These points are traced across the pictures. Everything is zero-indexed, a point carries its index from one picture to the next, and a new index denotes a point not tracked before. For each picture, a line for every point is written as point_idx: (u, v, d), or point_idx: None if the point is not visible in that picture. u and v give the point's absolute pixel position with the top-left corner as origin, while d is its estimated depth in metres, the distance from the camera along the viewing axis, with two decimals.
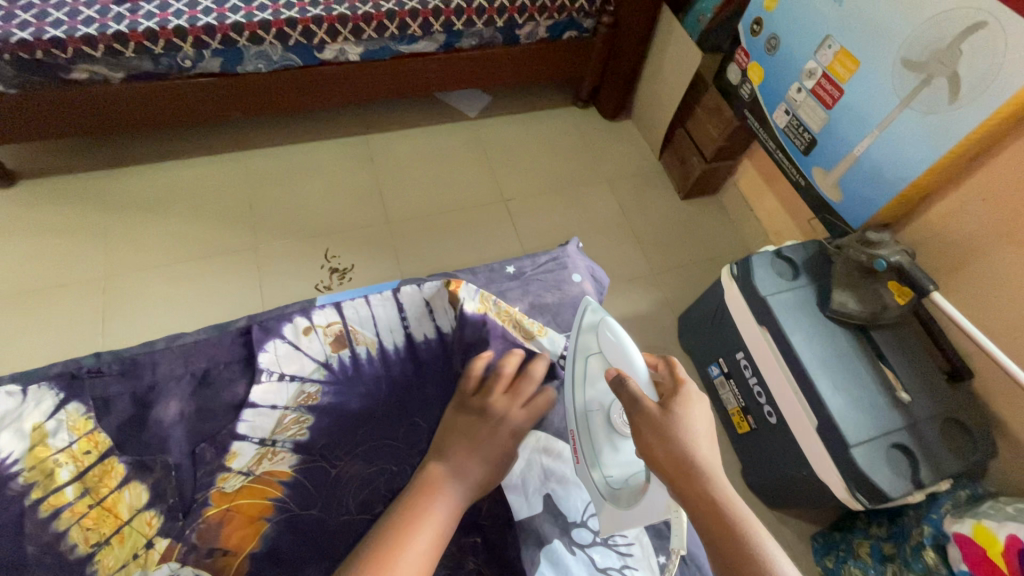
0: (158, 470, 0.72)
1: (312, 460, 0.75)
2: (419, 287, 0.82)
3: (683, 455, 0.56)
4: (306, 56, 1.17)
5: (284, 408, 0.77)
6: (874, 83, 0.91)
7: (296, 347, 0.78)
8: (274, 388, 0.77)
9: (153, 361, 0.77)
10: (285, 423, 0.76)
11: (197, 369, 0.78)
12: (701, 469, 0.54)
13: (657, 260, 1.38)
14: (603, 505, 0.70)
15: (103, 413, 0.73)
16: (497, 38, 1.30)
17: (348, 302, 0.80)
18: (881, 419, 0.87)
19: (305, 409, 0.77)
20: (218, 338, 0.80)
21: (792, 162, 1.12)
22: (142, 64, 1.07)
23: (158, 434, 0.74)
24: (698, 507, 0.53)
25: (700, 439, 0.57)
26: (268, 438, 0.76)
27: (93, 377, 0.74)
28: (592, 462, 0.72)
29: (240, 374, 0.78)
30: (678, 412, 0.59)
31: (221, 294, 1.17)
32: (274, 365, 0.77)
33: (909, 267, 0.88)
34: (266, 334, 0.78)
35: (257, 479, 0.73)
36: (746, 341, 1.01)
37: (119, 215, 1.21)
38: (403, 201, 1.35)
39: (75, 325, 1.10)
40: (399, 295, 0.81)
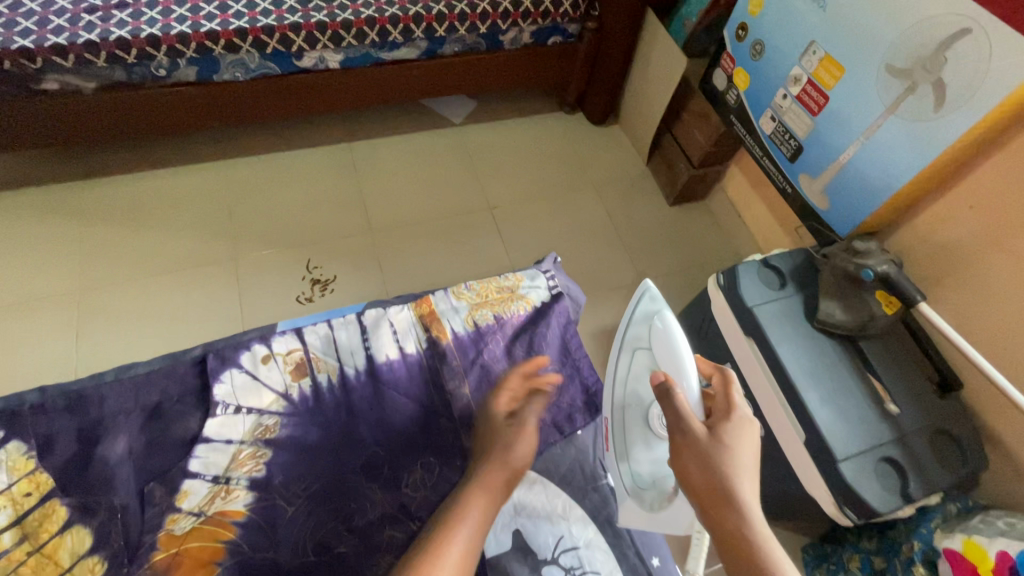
0: (103, 512, 0.70)
1: (266, 498, 0.74)
2: (384, 310, 0.87)
3: (721, 484, 0.56)
4: (286, 64, 1.15)
5: (239, 442, 0.76)
6: (859, 90, 0.89)
7: (255, 376, 0.80)
8: (230, 421, 0.77)
9: (101, 395, 0.77)
10: (240, 458, 0.76)
11: (148, 403, 0.78)
12: (739, 503, 0.55)
13: (645, 268, 1.37)
14: (626, 500, 0.77)
15: (45, 452, 0.73)
16: (480, 44, 1.28)
17: (310, 328, 0.85)
18: (869, 432, 0.86)
19: (262, 443, 0.77)
20: (171, 370, 0.80)
21: (779, 169, 1.10)
22: (115, 73, 1.05)
23: (102, 475, 0.72)
24: (729, 541, 0.54)
25: (743, 473, 0.57)
26: (222, 475, 0.74)
27: (36, 413, 0.74)
28: (625, 456, 0.79)
29: (194, 407, 0.79)
30: (723, 441, 0.59)
31: (199, 307, 1.14)
32: (230, 397, 0.78)
33: (896, 278, 0.87)
34: (222, 363, 0.80)
35: (208, 519, 0.71)
36: (733, 353, 1.00)
37: (94, 227, 1.19)
38: (387, 210, 1.33)
39: (47, 341, 1.07)
40: (364, 318, 0.87)
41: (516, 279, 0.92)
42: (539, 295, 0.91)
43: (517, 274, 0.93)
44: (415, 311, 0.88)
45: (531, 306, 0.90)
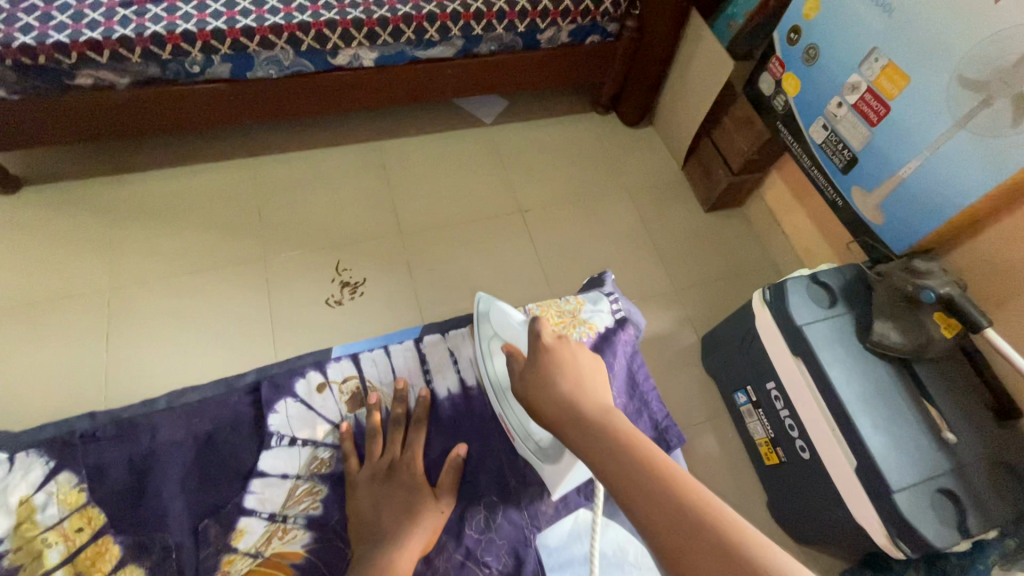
0: (157, 551, 0.70)
1: (325, 538, 0.71)
2: (442, 337, 0.87)
3: (552, 397, 0.58)
4: (320, 61, 1.12)
5: (295, 478, 0.75)
6: (923, 101, 0.85)
7: (310, 406, 0.79)
8: (286, 454, 0.76)
9: (152, 425, 0.77)
10: (297, 494, 0.74)
11: (199, 433, 0.78)
12: (569, 404, 0.57)
13: (679, 277, 1.33)
14: (543, 467, 0.74)
15: (96, 484, 0.73)
16: (517, 43, 1.24)
17: (365, 356, 0.84)
18: (925, 461, 0.82)
19: (318, 479, 0.75)
20: (225, 399, 0.80)
21: (828, 180, 1.06)
22: (149, 70, 1.03)
23: (155, 509, 0.72)
24: (578, 439, 0.54)
25: (563, 376, 0.60)
26: (279, 513, 0.73)
27: (87, 442, 0.75)
28: (523, 434, 0.76)
29: (250, 437, 0.78)
30: (541, 362, 0.62)
31: (228, 308, 1.13)
32: (285, 428, 0.78)
33: (960, 300, 0.83)
34: (277, 393, 0.79)
35: (265, 561, 0.70)
36: (778, 371, 0.96)
37: (125, 224, 1.18)
38: (417, 211, 1.30)
39: (78, 339, 1.06)
40: (423, 344, 0.86)
41: (578, 302, 0.89)
42: (602, 319, 0.87)
43: (579, 297, 0.89)
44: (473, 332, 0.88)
45: (595, 330, 0.86)
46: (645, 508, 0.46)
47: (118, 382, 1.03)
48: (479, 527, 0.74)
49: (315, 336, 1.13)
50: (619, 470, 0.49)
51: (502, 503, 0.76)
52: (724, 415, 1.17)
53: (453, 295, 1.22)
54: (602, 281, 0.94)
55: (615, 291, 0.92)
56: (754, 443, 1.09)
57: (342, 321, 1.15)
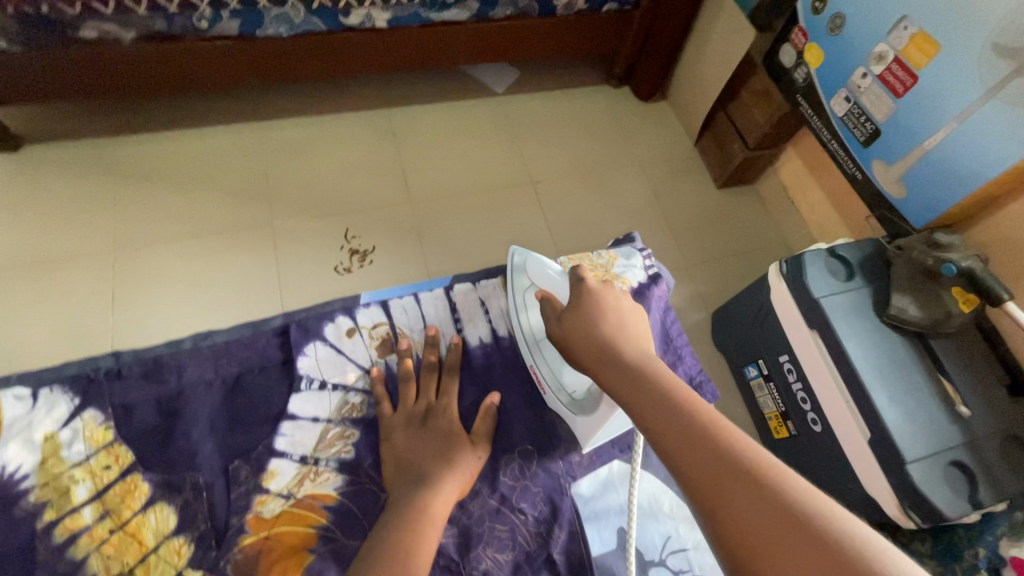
0: (188, 490, 0.74)
1: (354, 480, 0.76)
2: (472, 288, 0.92)
3: (594, 341, 0.62)
4: (330, 20, 1.09)
5: (327, 421, 0.80)
6: (952, 72, 0.83)
7: (340, 350, 0.85)
8: (316, 397, 0.82)
9: (181, 367, 0.84)
10: (329, 438, 0.79)
11: (228, 375, 0.84)
12: (611, 344, 0.61)
13: (690, 252, 1.32)
14: (576, 420, 0.78)
15: (123, 422, 0.79)
16: (533, 8, 1.21)
17: (396, 303, 0.90)
18: (938, 435, 0.82)
19: (350, 423, 0.80)
20: (251, 343, 0.87)
21: (848, 154, 1.05)
22: (156, 24, 0.99)
23: (185, 450, 0.77)
24: (618, 383, 0.57)
25: (606, 321, 0.64)
26: (310, 456, 0.78)
27: (113, 384, 0.81)
28: (557, 387, 0.80)
29: (279, 379, 0.84)
30: (584, 307, 0.65)
31: (234, 273, 1.11)
32: (315, 369, 0.84)
33: (982, 274, 0.82)
34: (307, 335, 0.86)
35: (297, 504, 0.74)
36: (792, 344, 0.96)
37: (128, 186, 1.15)
38: (427, 180, 1.28)
39: (82, 301, 1.04)
40: (453, 293, 0.91)
41: (611, 256, 0.89)
42: (635, 274, 0.88)
43: (613, 251, 0.89)
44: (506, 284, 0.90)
45: (629, 285, 0.87)
46: (679, 444, 0.48)
47: (123, 345, 1.02)
48: (515, 475, 0.78)
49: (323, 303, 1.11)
50: (656, 412, 0.52)
51: (535, 450, 0.80)
52: (733, 390, 1.17)
53: (464, 266, 1.20)
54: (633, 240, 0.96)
55: (647, 248, 0.93)
56: (763, 417, 1.09)
57: (351, 289, 1.13)
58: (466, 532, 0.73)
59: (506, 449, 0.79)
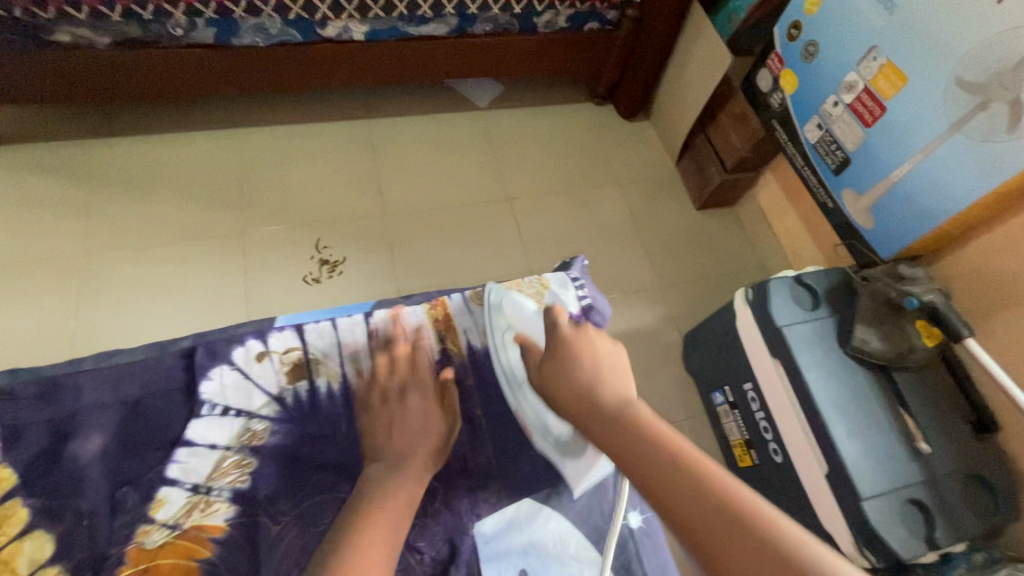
0: (68, 518, 0.66)
1: (249, 513, 0.70)
2: (394, 313, 0.80)
3: (571, 391, 0.59)
4: (307, 32, 1.09)
5: (225, 448, 0.71)
6: (921, 105, 0.82)
7: (246, 374, 0.74)
8: (217, 423, 0.72)
9: (77, 384, 0.71)
10: (224, 466, 0.71)
11: (126, 396, 0.72)
12: (590, 392, 0.58)
13: (666, 273, 1.31)
14: (564, 463, 0.74)
15: (11, 443, 0.68)
16: (513, 25, 1.21)
17: (310, 327, 0.78)
18: (897, 471, 0.80)
19: (249, 451, 0.72)
20: (157, 360, 0.74)
21: (820, 181, 1.04)
22: (130, 31, 1.00)
23: (72, 473, 0.68)
24: (602, 433, 0.55)
25: (581, 365, 0.60)
26: (202, 485, 0.69)
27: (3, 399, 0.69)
28: (542, 430, 0.76)
29: (179, 406, 0.73)
30: (560, 353, 0.61)
31: (201, 280, 1.11)
32: (218, 397, 0.73)
33: (944, 309, 0.81)
34: (211, 358, 0.74)
35: (183, 534, 0.66)
36: (756, 373, 0.95)
37: (101, 189, 1.15)
38: (403, 193, 1.28)
39: (45, 303, 1.04)
40: (372, 321, 0.80)
41: (541, 284, 0.83)
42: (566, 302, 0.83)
43: (543, 277, 0.84)
44: (429, 314, 0.82)
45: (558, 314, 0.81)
46: (669, 498, 0.47)
47: (84, 350, 1.01)
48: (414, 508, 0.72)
49: (289, 313, 1.10)
50: (645, 463, 0.50)
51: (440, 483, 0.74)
52: (701, 415, 1.15)
53: (434, 280, 1.19)
54: (572, 266, 0.90)
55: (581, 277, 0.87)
56: (728, 444, 1.08)
57: (318, 300, 1.13)
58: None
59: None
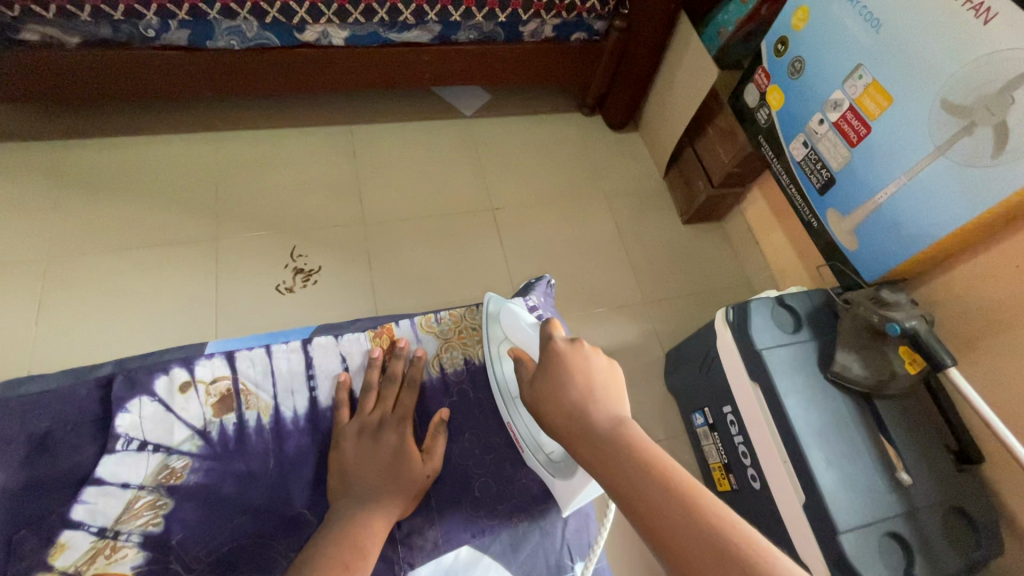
0: None
1: (161, 557, 0.67)
2: (334, 339, 0.84)
3: (564, 408, 0.56)
4: (286, 36, 1.07)
5: (138, 488, 0.70)
6: (905, 126, 0.80)
7: (169, 407, 0.75)
8: (132, 459, 0.71)
9: None
10: (136, 507, 0.69)
11: (36, 432, 0.73)
12: (582, 411, 0.55)
13: (650, 287, 1.29)
14: (554, 482, 0.75)
15: None
16: (498, 33, 1.19)
17: (243, 354, 0.80)
18: (877, 504, 0.78)
19: (165, 491, 0.71)
20: (72, 394, 0.76)
21: (805, 200, 1.02)
22: (100, 30, 0.97)
23: None
24: (595, 458, 0.51)
25: (573, 384, 0.57)
26: (111, 528, 0.67)
27: None
28: (535, 446, 0.77)
29: (93, 439, 0.74)
30: (553, 370, 0.58)
31: (170, 286, 1.08)
32: (134, 429, 0.73)
33: (926, 336, 0.78)
34: (132, 388, 0.75)
35: None
36: (735, 396, 0.92)
37: (70, 190, 1.12)
38: (383, 201, 1.25)
39: (6, 306, 1.01)
40: (310, 347, 0.83)
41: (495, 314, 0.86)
42: None
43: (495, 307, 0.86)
44: (371, 340, 0.85)
45: None
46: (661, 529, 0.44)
47: (43, 355, 0.98)
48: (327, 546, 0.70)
49: (261, 323, 1.07)
50: (635, 487, 0.47)
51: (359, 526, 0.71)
52: (681, 436, 1.13)
53: (412, 292, 1.17)
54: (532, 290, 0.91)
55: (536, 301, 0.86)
56: (708, 467, 1.05)
57: (291, 309, 1.10)
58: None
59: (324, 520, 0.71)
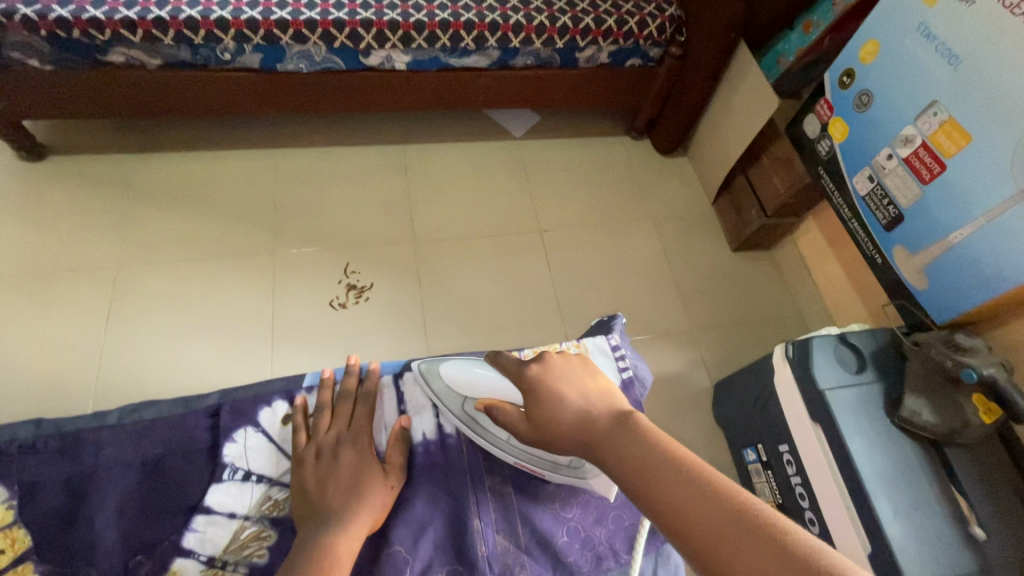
0: None
1: None
2: (425, 375, 0.81)
3: (568, 410, 0.54)
4: (351, 60, 1.10)
5: (244, 518, 0.70)
6: (984, 165, 0.78)
7: (270, 438, 0.75)
8: (236, 489, 0.71)
9: (98, 441, 0.73)
10: (243, 538, 0.69)
11: (148, 456, 0.73)
12: (585, 413, 0.53)
13: (698, 315, 1.27)
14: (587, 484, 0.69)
15: (28, 502, 0.69)
16: (554, 59, 1.20)
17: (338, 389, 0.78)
18: (950, 559, 0.74)
19: (268, 523, 0.70)
20: (181, 420, 0.76)
21: (869, 236, 1.00)
22: (180, 53, 1.02)
23: (88, 537, 0.67)
24: (610, 457, 0.49)
25: (571, 389, 0.55)
26: (218, 558, 0.67)
27: (25, 452, 0.72)
28: (552, 464, 0.70)
29: (201, 465, 0.73)
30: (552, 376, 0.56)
31: (229, 297, 1.11)
32: (240, 460, 0.73)
33: (1004, 384, 0.76)
34: (236, 419, 0.75)
35: None
36: (793, 435, 0.90)
37: (141, 202, 1.17)
38: (434, 219, 1.27)
39: (78, 313, 1.05)
40: (402, 381, 0.79)
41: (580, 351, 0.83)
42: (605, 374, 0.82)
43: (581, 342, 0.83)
44: None
45: None
46: (686, 520, 0.42)
47: (111, 362, 1.02)
48: None
49: (314, 338, 1.10)
50: (643, 466, 0.46)
51: (465, 570, 0.66)
52: (730, 470, 1.10)
53: (460, 311, 1.18)
54: (611, 327, 0.88)
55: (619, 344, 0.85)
56: None
57: (343, 325, 1.12)
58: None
59: (435, 563, 0.66)
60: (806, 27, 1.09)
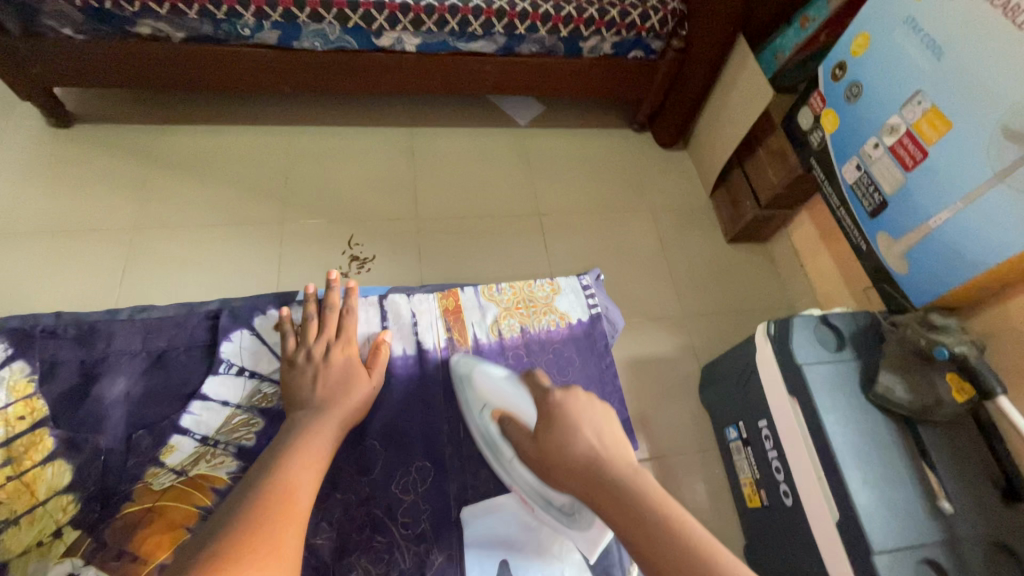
0: (87, 452, 0.71)
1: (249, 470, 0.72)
2: (408, 298, 0.86)
3: (576, 460, 0.53)
4: (364, 41, 1.16)
5: (235, 407, 0.76)
6: (963, 150, 0.80)
7: (262, 340, 0.81)
8: (231, 381, 0.78)
9: (111, 331, 0.79)
10: (233, 424, 0.75)
11: (153, 348, 0.80)
12: (597, 466, 0.52)
13: (690, 302, 1.30)
14: (571, 532, 0.64)
15: (46, 378, 0.75)
16: (559, 47, 1.25)
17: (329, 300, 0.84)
18: (914, 527, 0.77)
19: (257, 412, 0.76)
20: (184, 319, 0.82)
21: (856, 224, 1.03)
22: (203, 27, 1.08)
23: (95, 412, 0.74)
24: (618, 516, 0.49)
25: (582, 436, 0.54)
26: (211, 437, 0.74)
27: (46, 337, 0.77)
28: (545, 501, 0.64)
29: (199, 360, 0.80)
30: (557, 426, 0.55)
31: (238, 262, 1.16)
32: (234, 356, 0.79)
33: (977, 364, 0.79)
34: (234, 322, 0.82)
35: (187, 481, 0.69)
36: (771, 410, 0.92)
37: (159, 170, 1.24)
38: (437, 199, 1.32)
39: (95, 269, 1.11)
40: (386, 302, 0.85)
41: (553, 288, 0.90)
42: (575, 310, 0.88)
43: (553, 282, 0.90)
44: (440, 302, 0.86)
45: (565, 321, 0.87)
46: None
47: None
48: (406, 487, 0.72)
49: None
50: (653, 539, 0.47)
51: (433, 471, 0.73)
52: (713, 450, 1.12)
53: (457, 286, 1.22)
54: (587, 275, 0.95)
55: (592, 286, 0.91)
56: (739, 482, 1.04)
57: None
58: (344, 541, 0.67)
59: (407, 460, 0.73)
60: (801, 23, 1.13)
